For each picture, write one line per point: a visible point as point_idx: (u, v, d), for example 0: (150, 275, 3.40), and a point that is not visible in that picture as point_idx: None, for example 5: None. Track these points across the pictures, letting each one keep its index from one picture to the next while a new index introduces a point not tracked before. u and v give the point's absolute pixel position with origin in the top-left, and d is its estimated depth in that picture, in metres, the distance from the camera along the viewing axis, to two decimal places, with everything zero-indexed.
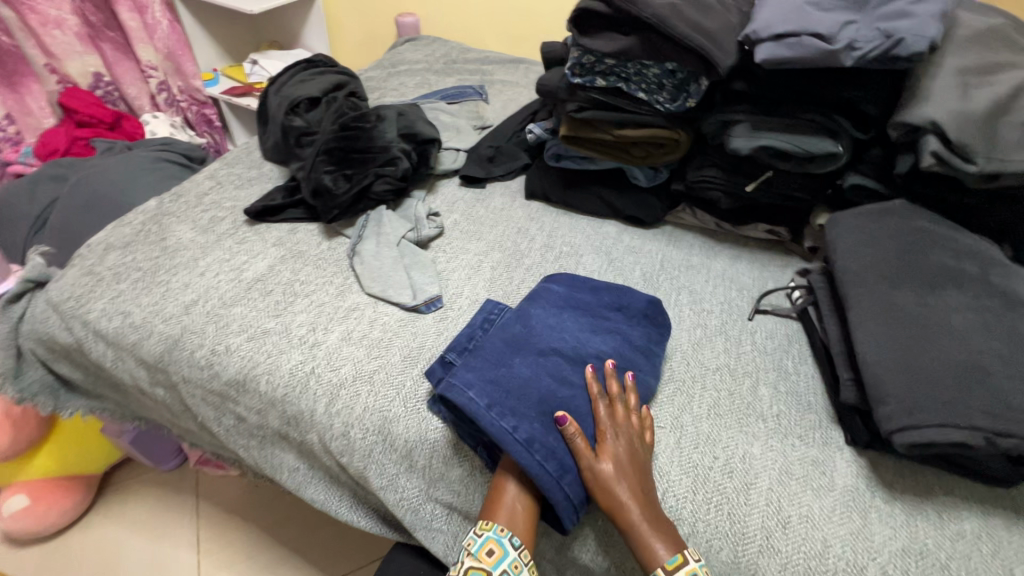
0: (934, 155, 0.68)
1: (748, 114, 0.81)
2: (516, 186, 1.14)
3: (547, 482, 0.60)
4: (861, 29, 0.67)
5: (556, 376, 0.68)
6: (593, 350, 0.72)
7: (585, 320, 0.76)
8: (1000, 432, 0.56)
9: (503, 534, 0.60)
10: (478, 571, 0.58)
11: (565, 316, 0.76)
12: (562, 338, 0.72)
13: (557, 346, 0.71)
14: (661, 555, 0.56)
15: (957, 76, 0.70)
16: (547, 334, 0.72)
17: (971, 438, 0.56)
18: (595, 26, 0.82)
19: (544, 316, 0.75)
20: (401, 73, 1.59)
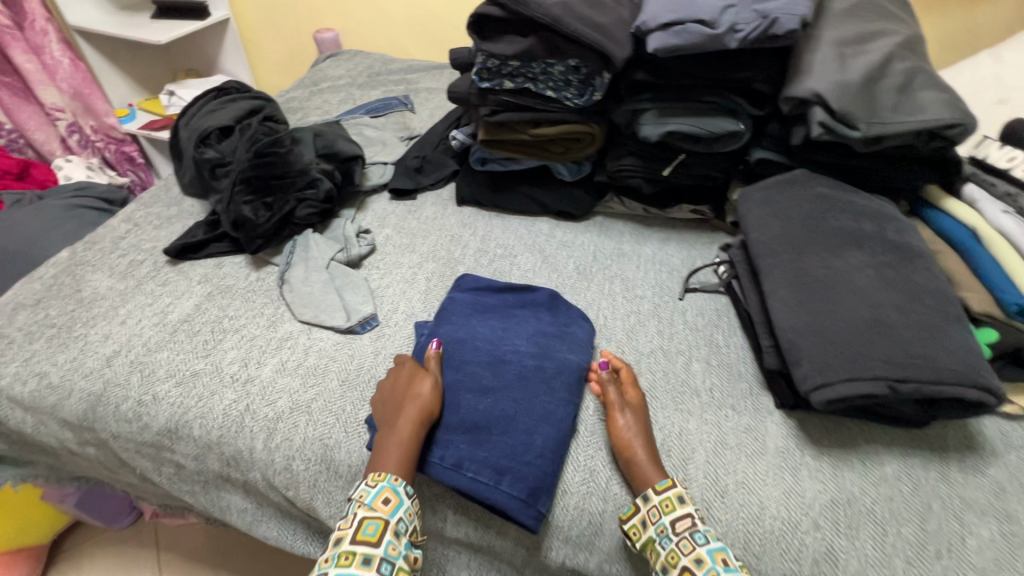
0: (821, 125, 0.72)
1: (652, 102, 0.84)
2: (447, 193, 1.14)
3: (484, 491, 0.62)
4: (741, 12, 0.70)
5: (474, 387, 0.70)
6: (510, 349, 0.75)
7: (494, 322, 0.80)
8: (900, 378, 0.60)
9: (399, 483, 0.61)
10: (375, 520, 0.59)
11: (475, 322, 0.79)
12: (473, 347, 0.75)
13: (475, 358, 0.73)
14: (654, 477, 0.63)
15: (834, 49, 0.74)
16: (460, 349, 0.75)
17: (875, 388, 0.59)
18: (495, 29, 0.83)
19: (453, 330, 0.78)
20: (324, 90, 1.57)
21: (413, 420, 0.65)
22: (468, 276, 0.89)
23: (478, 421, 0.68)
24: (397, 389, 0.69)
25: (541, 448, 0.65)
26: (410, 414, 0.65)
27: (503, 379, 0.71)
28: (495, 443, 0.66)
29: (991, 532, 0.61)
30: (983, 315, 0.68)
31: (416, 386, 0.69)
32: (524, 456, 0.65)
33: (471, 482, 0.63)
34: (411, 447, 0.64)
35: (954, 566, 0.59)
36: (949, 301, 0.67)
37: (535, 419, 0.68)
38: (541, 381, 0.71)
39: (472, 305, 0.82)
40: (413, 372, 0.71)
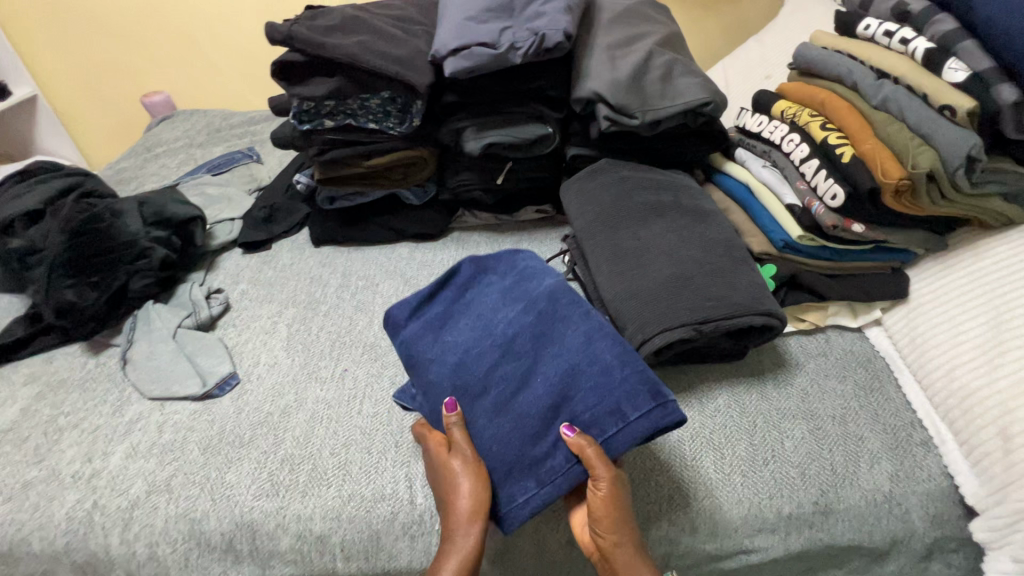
0: (607, 119, 0.82)
1: (468, 119, 0.90)
2: (303, 237, 1.14)
3: (636, 429, 0.59)
4: (516, 32, 0.79)
5: (511, 384, 0.67)
6: (506, 327, 0.71)
7: (464, 323, 0.75)
8: (703, 319, 0.69)
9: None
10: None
11: (452, 339, 0.73)
12: (476, 354, 0.70)
13: (482, 360, 0.69)
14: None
15: (606, 52, 0.86)
16: (466, 366, 0.69)
17: (684, 332, 0.68)
18: (302, 74, 0.85)
19: (443, 364, 0.71)
20: (159, 156, 1.49)
21: (463, 532, 0.57)
22: (393, 308, 0.78)
23: (552, 399, 0.63)
24: (438, 482, 0.62)
25: (616, 365, 0.63)
26: (458, 525, 0.57)
27: (525, 359, 0.68)
28: (584, 384, 0.63)
29: (803, 432, 0.72)
30: (764, 254, 0.82)
31: (455, 482, 0.60)
32: (616, 380, 0.62)
33: (609, 444, 0.60)
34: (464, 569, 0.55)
35: (780, 468, 0.69)
36: (734, 246, 0.79)
37: (588, 352, 0.65)
38: (555, 329, 0.69)
39: (431, 326, 0.75)
40: (447, 464, 0.62)
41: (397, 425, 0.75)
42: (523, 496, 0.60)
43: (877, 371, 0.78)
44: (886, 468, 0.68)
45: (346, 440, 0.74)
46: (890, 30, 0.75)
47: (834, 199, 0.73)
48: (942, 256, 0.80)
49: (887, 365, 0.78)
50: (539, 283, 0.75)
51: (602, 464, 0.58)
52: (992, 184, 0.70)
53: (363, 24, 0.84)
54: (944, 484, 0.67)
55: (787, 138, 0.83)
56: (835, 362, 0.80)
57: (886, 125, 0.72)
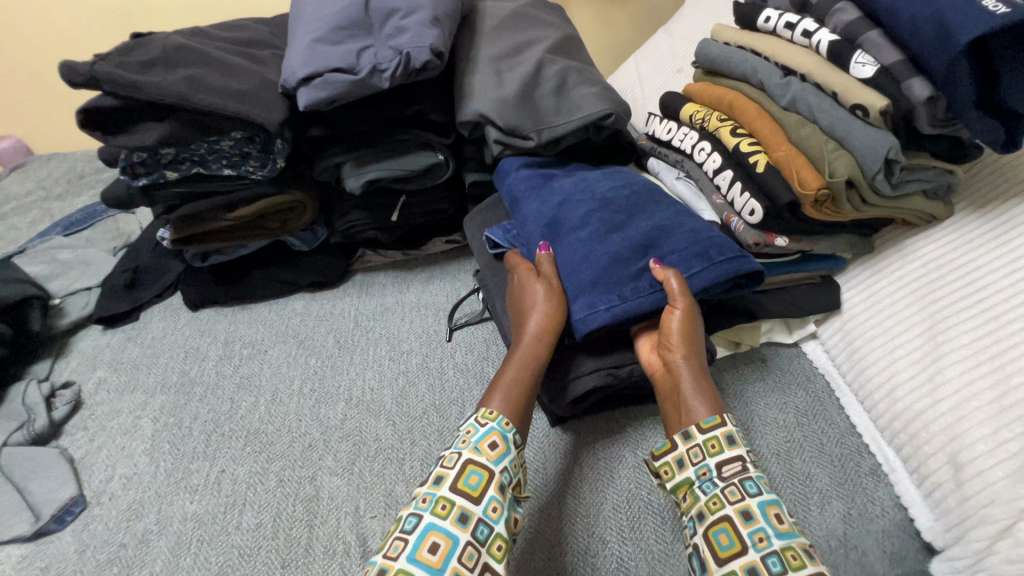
0: (499, 143, 0.73)
1: (344, 154, 0.78)
2: (178, 300, 0.98)
3: (716, 270, 0.61)
4: (378, 52, 0.67)
5: (608, 225, 0.66)
6: (607, 189, 0.71)
7: (571, 176, 0.75)
8: (616, 363, 0.64)
9: (508, 427, 0.56)
10: (478, 470, 0.52)
11: (557, 185, 0.73)
12: (577, 201, 0.70)
13: (586, 206, 0.69)
14: (698, 413, 0.55)
15: (491, 64, 0.75)
16: (571, 206, 0.70)
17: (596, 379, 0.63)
18: (123, 119, 0.69)
19: (546, 202, 0.71)
20: (6, 215, 1.27)
21: (529, 337, 0.61)
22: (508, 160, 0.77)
23: (641, 243, 0.64)
24: (518, 300, 0.66)
25: (705, 229, 0.65)
26: (536, 332, 0.61)
27: (625, 210, 0.68)
28: (680, 235, 0.65)
29: None
30: None
31: (530, 293, 0.64)
32: (705, 236, 0.64)
33: (697, 278, 0.61)
34: (529, 370, 0.60)
35: None
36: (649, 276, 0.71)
37: (682, 220, 0.67)
38: (651, 200, 0.70)
39: (540, 175, 0.74)
40: (535, 278, 0.65)
41: (285, 537, 0.63)
42: (603, 305, 0.61)
43: (817, 393, 0.72)
44: (837, 507, 0.61)
45: (219, 570, 0.60)
46: (791, 22, 0.68)
47: (752, 215, 0.65)
48: (870, 258, 0.74)
49: (827, 384, 0.72)
50: (639, 174, 0.76)
51: (676, 282, 0.60)
52: (912, 183, 0.63)
53: (193, 54, 0.69)
54: (899, 518, 0.60)
55: (698, 147, 0.75)
56: (773, 389, 0.73)
57: (798, 128, 0.65)
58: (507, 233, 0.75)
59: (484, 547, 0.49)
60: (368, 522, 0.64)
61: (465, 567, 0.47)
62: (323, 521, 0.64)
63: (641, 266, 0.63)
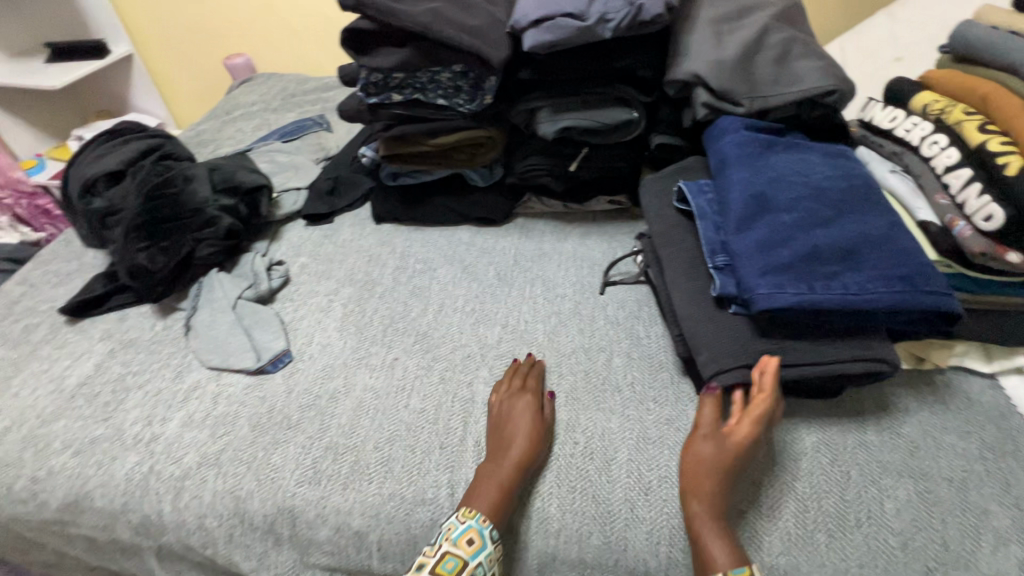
0: (706, 105, 0.72)
1: (545, 99, 0.82)
2: (365, 212, 1.11)
3: (916, 297, 0.58)
4: (608, 1, 0.69)
5: (813, 218, 0.63)
6: (822, 179, 0.66)
7: (788, 155, 0.69)
8: (790, 361, 0.61)
9: (485, 526, 0.60)
10: (455, 557, 0.59)
11: (771, 160, 0.68)
12: (788, 183, 0.66)
13: (795, 193, 0.65)
14: (724, 559, 0.54)
15: (711, 27, 0.74)
16: (780, 187, 0.65)
17: (767, 373, 0.60)
18: (372, 42, 0.80)
19: (757, 174, 0.67)
20: (236, 119, 1.51)
21: (515, 451, 0.65)
22: (729, 119, 0.71)
23: (843, 245, 0.61)
24: (496, 414, 0.70)
25: (917, 250, 0.61)
26: (520, 446, 0.65)
27: (835, 207, 0.64)
28: (886, 250, 0.61)
29: (908, 493, 0.61)
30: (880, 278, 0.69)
31: (518, 416, 0.68)
32: (913, 258, 0.60)
33: (893, 297, 0.58)
34: (508, 480, 0.63)
35: (875, 534, 0.58)
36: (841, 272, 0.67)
37: (892, 235, 0.62)
38: (862, 203, 0.65)
39: (759, 144, 0.69)
40: (522, 395, 0.71)
41: (444, 425, 0.72)
42: (790, 290, 0.58)
43: (1010, 432, 0.65)
44: (1016, 552, 0.56)
45: (390, 436, 0.71)
46: None
47: (987, 221, 0.59)
48: None
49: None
50: (859, 167, 0.70)
51: (771, 378, 0.58)
52: None
53: None
54: None
55: (928, 141, 0.68)
56: (955, 415, 0.67)
57: None
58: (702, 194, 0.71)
59: None
60: None
61: None
62: (477, 422, 0.72)
63: (837, 265, 0.60)
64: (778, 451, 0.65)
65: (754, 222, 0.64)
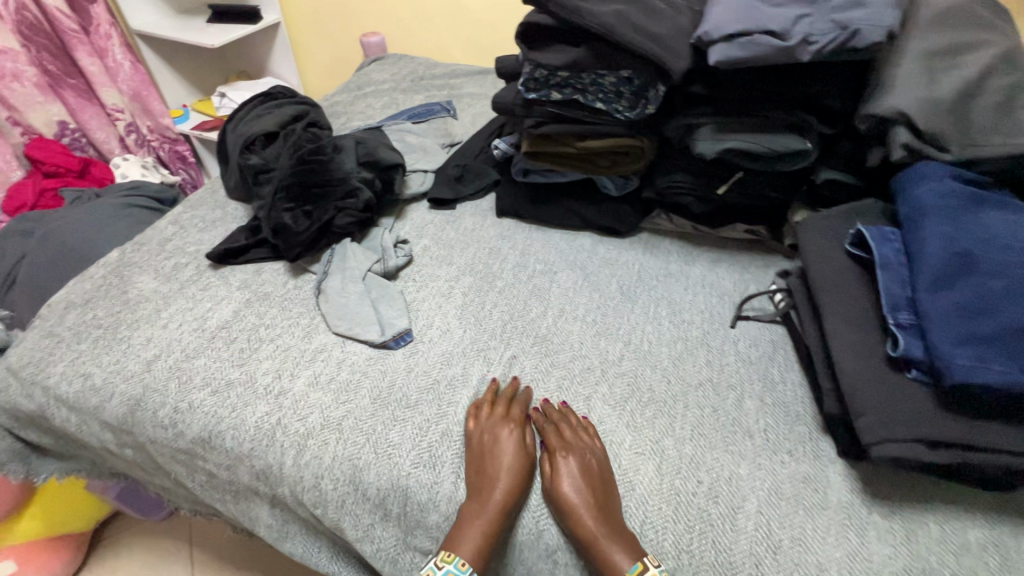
0: (905, 147, 0.66)
1: (710, 116, 0.78)
2: (487, 204, 1.11)
3: None
4: (816, 22, 0.64)
5: None
6: None
7: (1001, 214, 0.61)
8: (976, 446, 0.54)
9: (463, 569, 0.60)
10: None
11: (981, 218, 0.60)
12: (1002, 246, 0.58)
13: (1010, 258, 0.57)
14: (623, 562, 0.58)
15: (922, 62, 0.67)
16: (992, 250, 0.58)
17: (942, 458, 0.55)
18: (546, 38, 0.79)
19: (963, 230, 0.59)
20: (367, 95, 1.57)
21: (497, 493, 0.63)
22: (932, 165, 0.64)
23: None
24: (478, 447, 0.67)
25: None
26: (501, 487, 0.64)
27: None
28: None
29: None
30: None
31: (502, 452, 0.66)
32: None
33: None
34: (492, 525, 0.61)
35: None
36: None
37: None
38: None
39: (968, 197, 0.61)
40: (508, 428, 0.69)
41: None
42: (997, 367, 0.52)
43: None
44: None
45: None
46: None
47: None
48: None
49: None
50: None
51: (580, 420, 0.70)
52: None
53: None
54: None
55: None
56: None
57: None
58: (887, 242, 0.64)
59: None
60: (633, 457, 0.68)
61: None
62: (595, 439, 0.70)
63: None
64: (935, 541, 0.59)
65: (956, 284, 0.57)
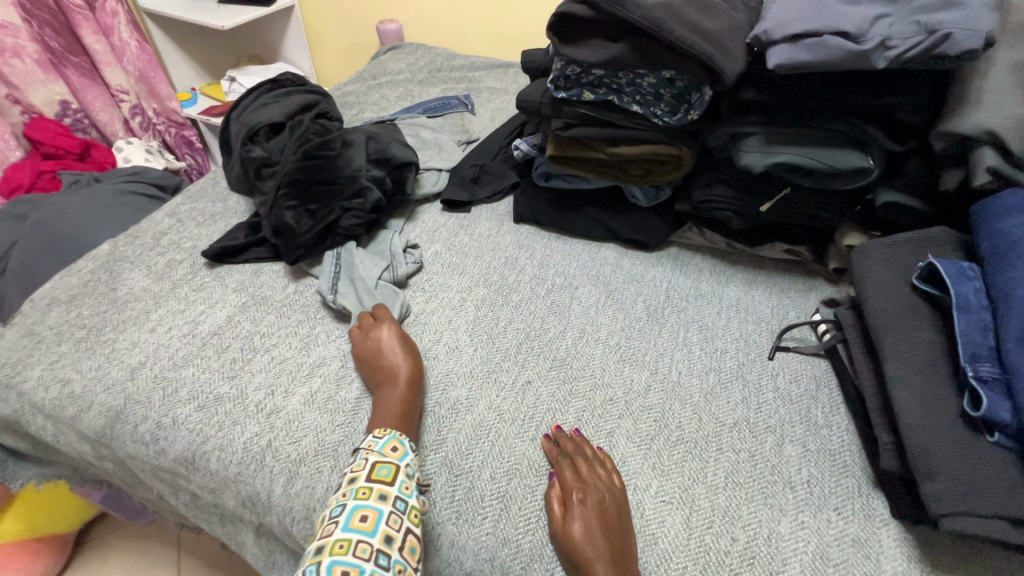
0: (992, 172, 0.58)
1: (760, 125, 0.70)
2: (504, 208, 1.04)
3: None
4: (896, 24, 0.56)
5: None
6: None
7: None
8: None
9: (402, 435, 0.62)
10: (387, 463, 0.58)
11: None
12: None
13: None
14: None
15: (1013, 74, 0.59)
16: None
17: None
18: (580, 31, 0.71)
19: None
20: (382, 85, 1.50)
21: (401, 368, 0.69)
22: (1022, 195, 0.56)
23: None
24: (365, 351, 0.73)
25: None
26: (403, 369, 0.69)
27: None
28: None
29: None
30: None
31: (390, 345, 0.72)
32: None
33: None
34: (408, 396, 0.67)
35: None
36: None
37: None
38: None
39: None
40: (385, 328, 0.75)
41: None
42: None
43: None
44: None
45: (510, 468, 0.64)
46: None
47: None
48: None
49: None
50: None
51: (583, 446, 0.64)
52: None
53: None
54: None
55: None
56: None
57: None
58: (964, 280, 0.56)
59: (404, 515, 0.56)
60: (657, 505, 0.61)
61: (392, 529, 0.54)
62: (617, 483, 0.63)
63: None
64: None
65: None
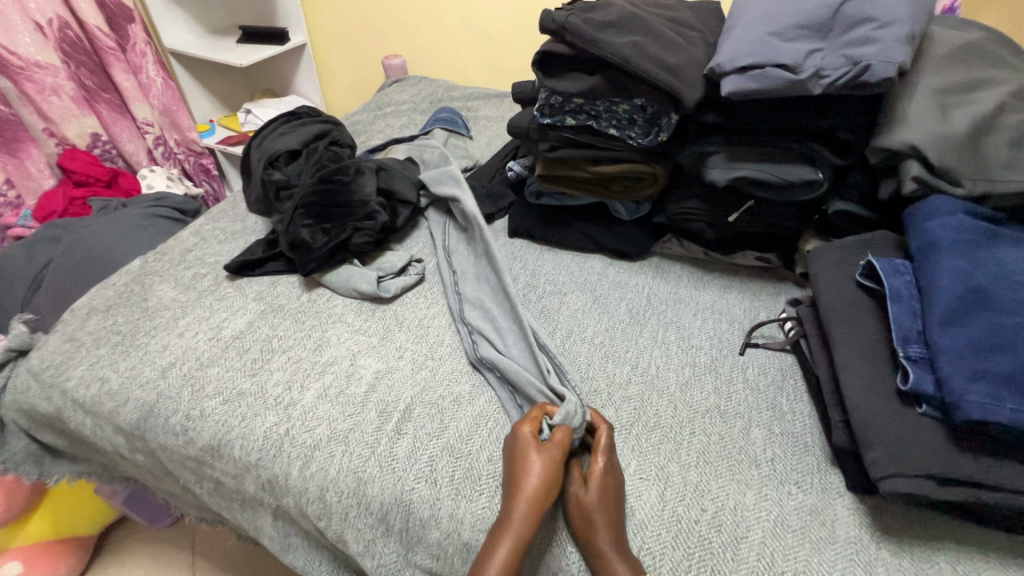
0: (917, 180, 0.66)
1: (722, 145, 0.79)
2: (500, 224, 1.13)
3: None
4: (827, 57, 0.66)
5: None
6: None
7: (1014, 251, 0.61)
8: (987, 484, 0.53)
9: None
10: None
11: (994, 255, 0.60)
12: (1016, 282, 0.58)
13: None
14: None
15: (933, 97, 0.68)
16: (1005, 286, 0.57)
17: (952, 496, 0.53)
18: (561, 66, 0.83)
19: (976, 266, 0.59)
20: (387, 115, 1.61)
21: (517, 515, 0.59)
22: (944, 200, 0.65)
23: None
24: (511, 465, 0.65)
25: None
26: (522, 508, 0.60)
27: None
28: None
29: None
30: None
31: (526, 481, 0.62)
32: None
33: None
34: (512, 554, 0.57)
35: None
36: None
37: None
38: None
39: (981, 234, 0.61)
40: (534, 451, 0.64)
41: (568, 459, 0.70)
42: (1009, 405, 0.51)
43: None
44: None
45: None
46: None
47: None
48: None
49: None
50: None
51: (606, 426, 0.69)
52: None
53: (641, 25, 0.77)
54: None
55: None
56: None
57: None
58: (897, 274, 0.65)
59: None
60: (635, 481, 0.67)
61: None
62: None
63: None
64: None
65: (967, 319, 0.57)
